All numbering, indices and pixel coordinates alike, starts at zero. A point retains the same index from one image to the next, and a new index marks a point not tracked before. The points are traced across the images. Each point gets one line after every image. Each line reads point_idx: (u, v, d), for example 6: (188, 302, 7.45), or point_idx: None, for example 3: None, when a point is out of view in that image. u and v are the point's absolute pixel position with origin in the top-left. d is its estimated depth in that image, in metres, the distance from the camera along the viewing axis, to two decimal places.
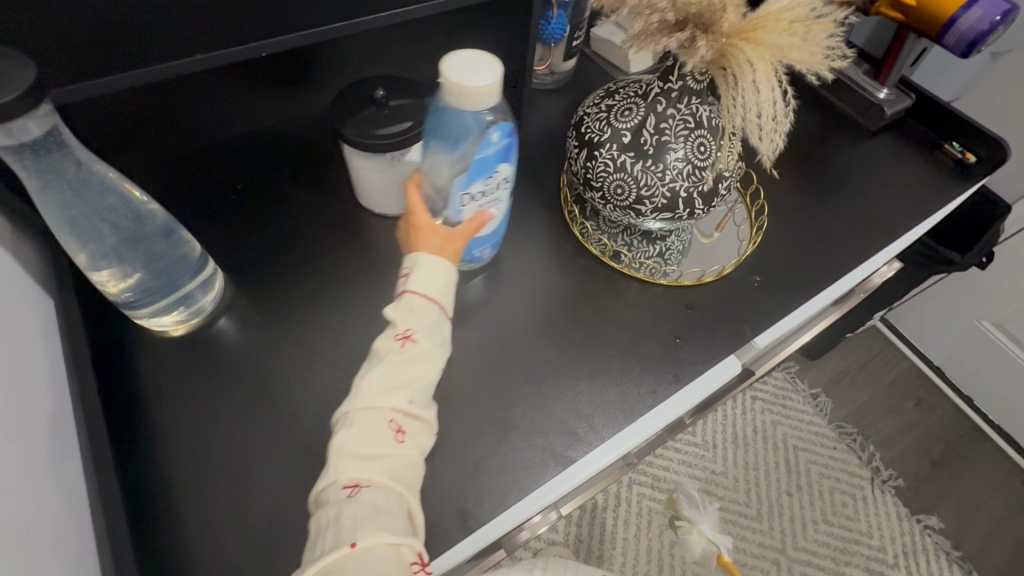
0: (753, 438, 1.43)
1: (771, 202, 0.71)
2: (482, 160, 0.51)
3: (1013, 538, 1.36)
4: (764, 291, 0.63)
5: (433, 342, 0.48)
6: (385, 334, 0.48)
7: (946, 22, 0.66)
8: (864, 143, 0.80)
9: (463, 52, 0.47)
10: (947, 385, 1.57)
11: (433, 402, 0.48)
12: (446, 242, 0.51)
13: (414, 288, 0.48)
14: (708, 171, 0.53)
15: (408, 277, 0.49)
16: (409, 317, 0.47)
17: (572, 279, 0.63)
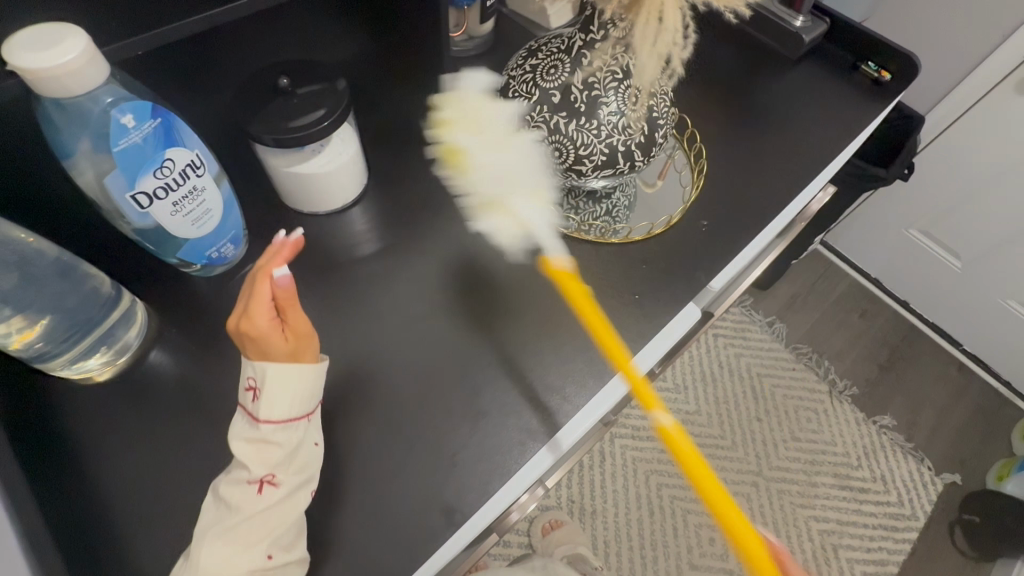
0: (720, 373, 1.49)
1: (708, 145, 0.71)
2: (126, 152, 0.39)
3: (956, 421, 1.50)
4: (713, 234, 0.63)
5: (300, 470, 0.45)
6: (234, 477, 0.44)
7: None
8: (787, 73, 0.81)
9: (36, 28, 0.34)
10: (885, 294, 1.68)
11: (303, 534, 0.45)
12: (296, 345, 0.46)
13: (265, 416, 0.44)
14: (642, 122, 0.52)
15: (258, 403, 0.44)
16: (266, 452, 0.44)
17: (524, 251, 0.61)
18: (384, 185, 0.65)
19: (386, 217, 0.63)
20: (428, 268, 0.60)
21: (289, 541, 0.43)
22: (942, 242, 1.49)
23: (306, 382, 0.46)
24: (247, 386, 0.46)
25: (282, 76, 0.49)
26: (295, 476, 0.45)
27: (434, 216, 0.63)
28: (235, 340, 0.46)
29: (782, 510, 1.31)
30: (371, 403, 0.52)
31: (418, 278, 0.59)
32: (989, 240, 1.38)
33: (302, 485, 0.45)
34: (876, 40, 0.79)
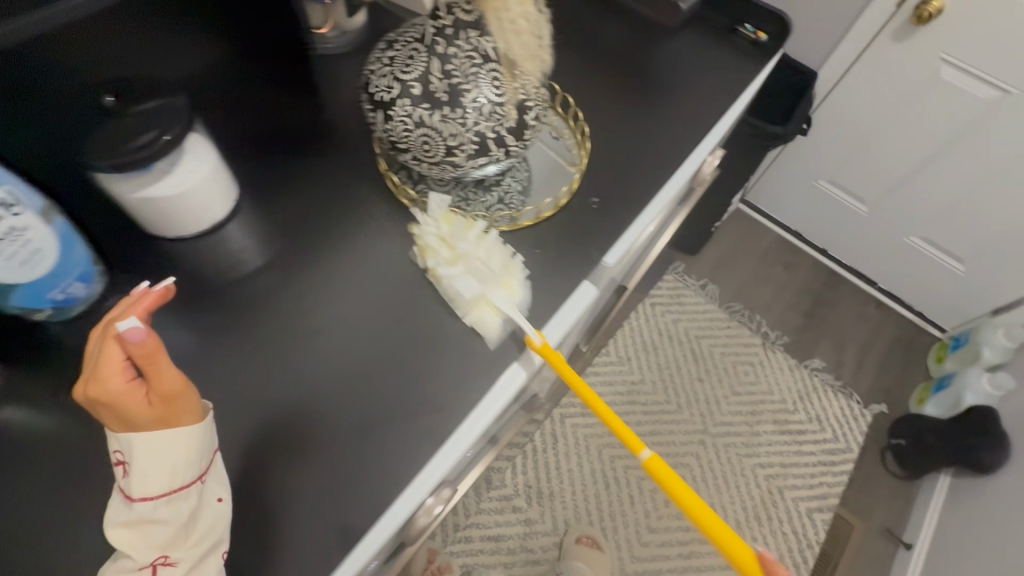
0: (660, 340, 1.53)
1: (595, 122, 0.71)
2: None
3: (878, 354, 1.60)
4: (603, 210, 0.64)
5: (196, 536, 0.43)
6: (128, 564, 0.41)
7: None
8: (670, 41, 0.82)
9: None
10: (805, 244, 1.77)
11: None
12: (164, 408, 0.44)
13: (139, 495, 0.42)
14: (509, 105, 0.51)
15: (129, 481, 0.42)
16: (152, 533, 0.42)
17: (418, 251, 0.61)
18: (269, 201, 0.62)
19: (273, 233, 0.61)
20: (318, 279, 0.58)
21: None
22: (847, 189, 1.57)
23: (184, 444, 0.44)
24: (120, 461, 0.44)
25: (108, 94, 0.46)
26: (192, 547, 0.43)
27: (322, 227, 0.61)
28: (98, 414, 0.44)
29: (729, 463, 1.37)
30: (273, 428, 0.52)
31: (313, 293, 0.58)
32: (889, 181, 1.47)
33: (206, 548, 0.44)
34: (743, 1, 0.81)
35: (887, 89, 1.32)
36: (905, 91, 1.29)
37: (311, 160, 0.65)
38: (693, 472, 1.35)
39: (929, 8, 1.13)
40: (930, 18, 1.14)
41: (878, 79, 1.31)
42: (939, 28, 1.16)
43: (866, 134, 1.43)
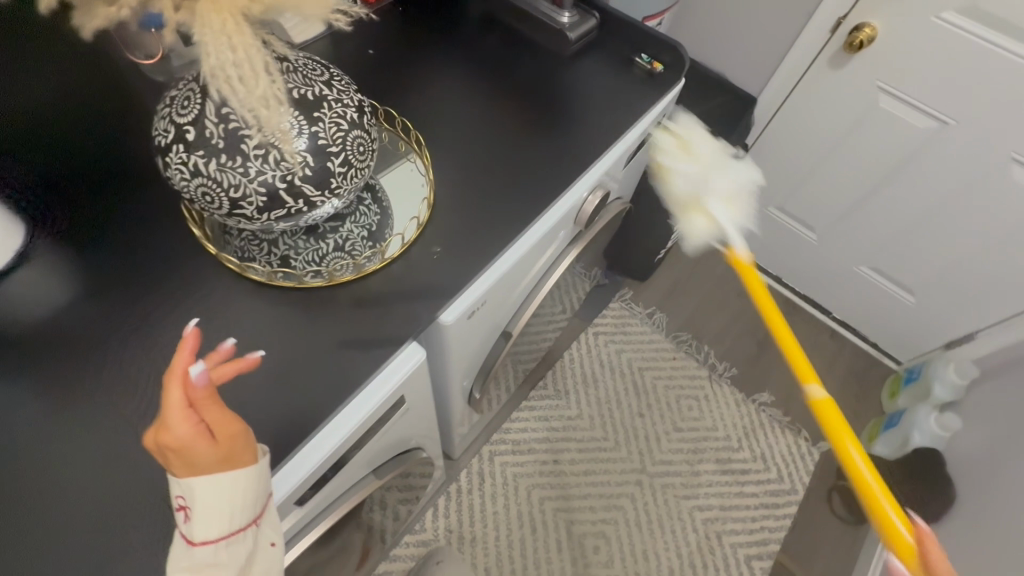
0: (601, 372, 1.47)
1: (454, 164, 0.67)
2: None
3: (830, 388, 1.54)
4: (446, 261, 0.59)
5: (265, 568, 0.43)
6: None
7: None
8: (560, 70, 0.77)
9: None
10: (759, 271, 1.72)
11: None
12: (227, 447, 0.39)
13: (201, 539, 0.39)
14: (301, 154, 0.45)
15: (191, 526, 0.39)
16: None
17: (239, 308, 0.56)
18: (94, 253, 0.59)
19: (91, 289, 0.57)
20: (123, 342, 0.55)
21: None
22: (797, 216, 1.52)
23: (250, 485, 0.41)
24: (179, 500, 0.40)
25: None
26: None
27: (142, 280, 0.57)
28: (157, 455, 0.39)
29: (666, 505, 1.30)
30: (54, 510, 0.48)
31: (124, 356, 0.54)
32: (835, 210, 1.42)
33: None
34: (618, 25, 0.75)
35: (826, 116, 1.27)
36: (844, 119, 1.25)
37: (148, 207, 0.61)
38: (627, 515, 1.28)
39: (860, 35, 1.09)
40: (862, 46, 1.10)
41: (818, 106, 1.27)
42: (871, 57, 1.12)
43: (811, 162, 1.38)
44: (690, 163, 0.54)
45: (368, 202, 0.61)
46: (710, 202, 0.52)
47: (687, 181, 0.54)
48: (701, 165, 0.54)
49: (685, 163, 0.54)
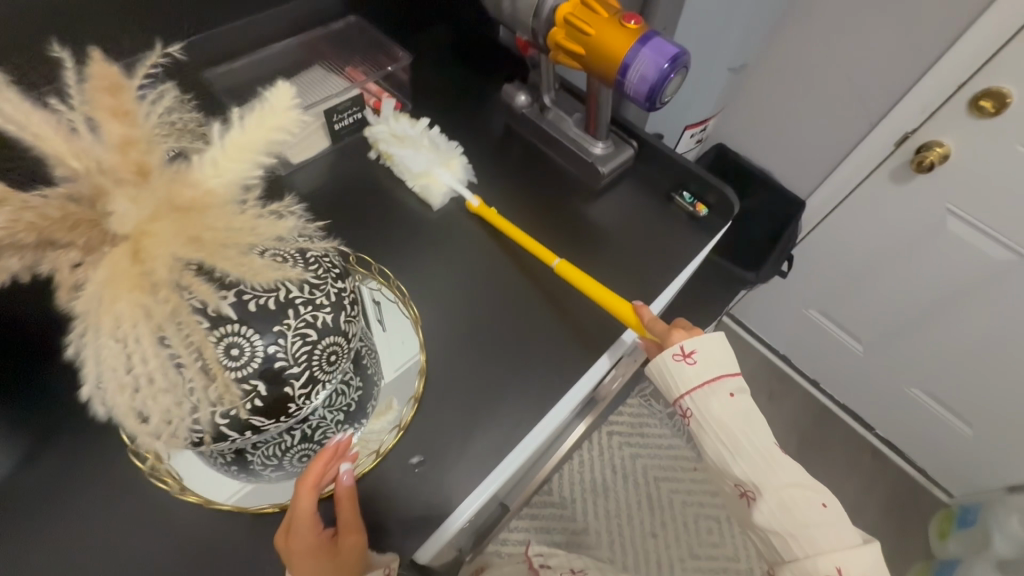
0: (613, 480, 1.35)
1: (453, 329, 0.60)
2: None
3: (869, 517, 1.38)
4: (427, 477, 0.53)
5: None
6: None
7: (619, 69, 0.55)
8: (588, 208, 0.68)
9: None
10: (794, 371, 1.58)
11: None
12: (333, 557, 0.45)
13: None
14: (248, 383, 0.37)
15: None
16: None
17: (198, 520, 0.51)
18: (53, 420, 0.54)
19: (39, 474, 0.52)
20: (53, 548, 0.49)
21: None
22: (841, 324, 1.38)
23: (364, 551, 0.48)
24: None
25: None
26: None
27: (102, 465, 0.53)
28: (282, 551, 0.46)
29: None
30: None
31: (55, 562, 0.48)
32: (885, 326, 1.28)
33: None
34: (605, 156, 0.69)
35: (882, 232, 1.15)
36: (902, 236, 1.13)
37: None
38: None
39: (929, 156, 0.97)
40: (931, 167, 0.98)
41: (873, 219, 1.15)
42: (940, 179, 1.00)
43: (860, 273, 1.25)
44: (414, 151, 0.66)
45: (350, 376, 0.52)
46: (441, 175, 0.66)
47: (417, 160, 0.65)
48: (416, 151, 0.66)
49: (408, 149, 0.65)
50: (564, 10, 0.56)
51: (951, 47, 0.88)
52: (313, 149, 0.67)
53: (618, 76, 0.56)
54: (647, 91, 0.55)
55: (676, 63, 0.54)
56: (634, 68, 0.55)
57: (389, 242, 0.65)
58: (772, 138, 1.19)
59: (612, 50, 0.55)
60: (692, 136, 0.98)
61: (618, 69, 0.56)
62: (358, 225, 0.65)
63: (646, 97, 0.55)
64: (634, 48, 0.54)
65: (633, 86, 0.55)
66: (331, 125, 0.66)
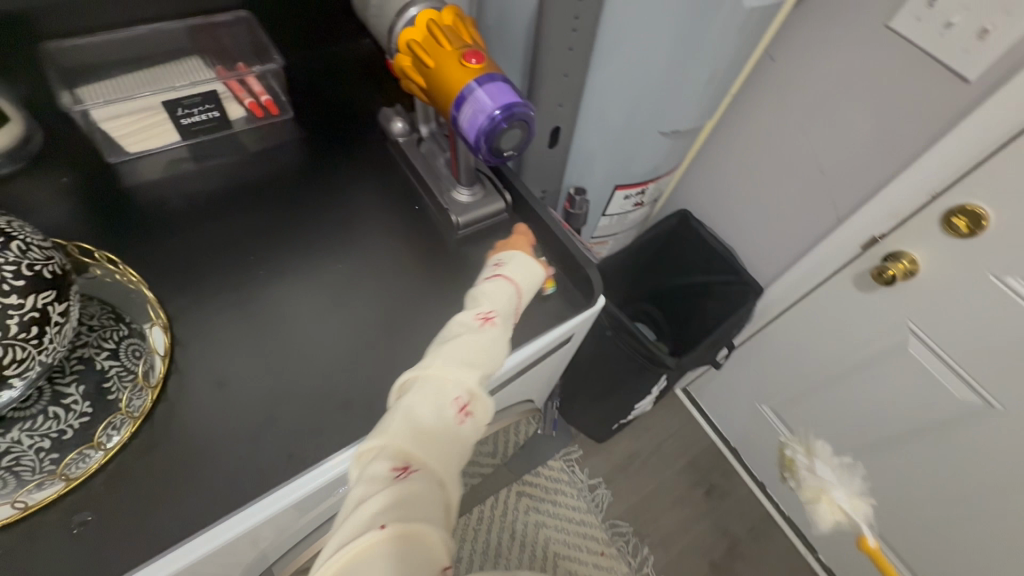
0: (508, 546, 1.23)
1: (220, 364, 0.51)
2: None
3: None
4: (87, 541, 0.42)
5: (434, 484, 0.38)
6: (377, 461, 0.38)
7: (450, 109, 0.48)
8: (440, 256, 0.61)
9: None
10: (742, 468, 1.42)
11: (433, 512, 0.37)
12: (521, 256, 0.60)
13: (506, 275, 0.53)
14: None
15: (504, 267, 0.54)
16: (421, 411, 0.40)
17: None
18: None
19: None
20: None
21: (421, 507, 0.36)
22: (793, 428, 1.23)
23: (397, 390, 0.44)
24: (477, 316, 0.48)
25: None
26: (433, 460, 0.39)
27: None
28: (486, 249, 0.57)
29: None
30: None
31: None
32: (839, 443, 1.13)
33: (423, 501, 0.36)
34: (469, 203, 0.61)
35: (843, 339, 1.01)
36: (863, 348, 0.99)
37: None
38: None
39: (893, 267, 0.85)
40: (893, 280, 0.86)
41: (833, 324, 1.02)
42: (904, 294, 0.88)
43: (816, 379, 1.11)
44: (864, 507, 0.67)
45: (77, 399, 0.44)
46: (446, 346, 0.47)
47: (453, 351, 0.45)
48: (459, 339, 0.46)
49: None
50: (408, 35, 0.49)
51: (926, 149, 0.77)
52: (156, 143, 0.61)
53: (452, 116, 0.48)
54: (475, 138, 0.46)
55: (507, 112, 0.45)
56: (464, 110, 0.46)
57: (200, 248, 0.57)
58: (736, 215, 1.09)
59: (444, 87, 0.47)
60: (626, 196, 0.89)
61: (451, 107, 0.48)
62: (173, 225, 0.58)
63: (477, 146, 0.47)
64: (467, 88, 0.46)
65: (462, 130, 0.47)
66: (177, 121, 0.61)
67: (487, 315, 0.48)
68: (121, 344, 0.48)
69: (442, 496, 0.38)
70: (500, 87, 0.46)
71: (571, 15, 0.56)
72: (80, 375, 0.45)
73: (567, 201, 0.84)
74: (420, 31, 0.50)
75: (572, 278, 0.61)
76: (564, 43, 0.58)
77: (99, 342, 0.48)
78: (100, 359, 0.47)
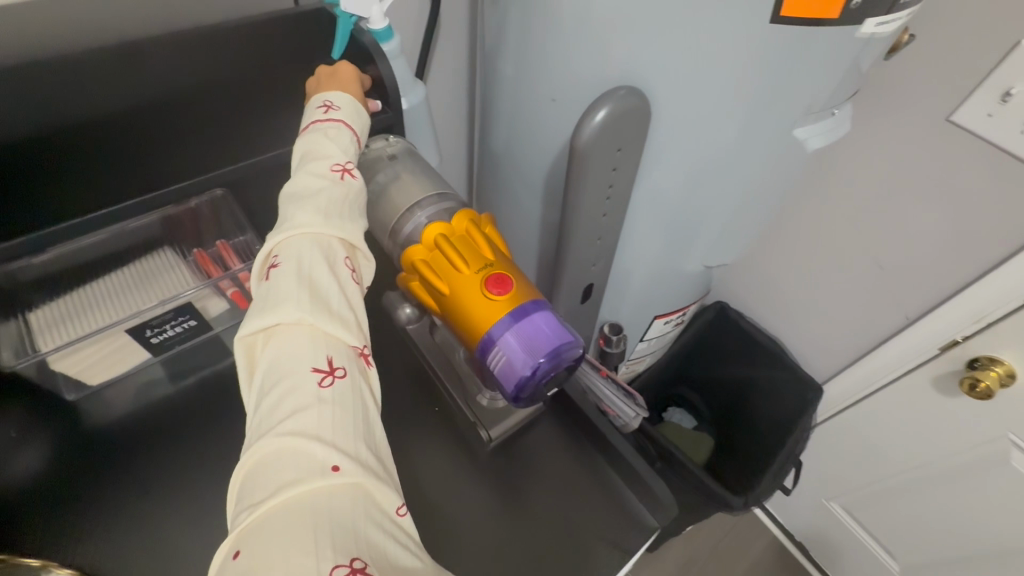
0: None
1: None
2: None
3: None
4: None
5: (360, 387, 0.36)
6: (291, 362, 0.34)
7: (475, 348, 0.38)
8: (469, 482, 0.49)
9: None
10: (812, 565, 1.27)
11: (367, 432, 0.34)
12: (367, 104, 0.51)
13: (336, 120, 0.45)
14: None
15: (338, 112, 0.45)
16: (299, 334, 0.35)
17: None
18: None
19: None
20: None
21: (361, 456, 0.33)
22: (871, 529, 1.09)
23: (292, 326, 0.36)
24: (333, 168, 0.42)
25: None
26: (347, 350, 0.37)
27: None
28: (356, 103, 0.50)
29: None
30: None
31: None
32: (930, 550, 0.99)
33: (360, 420, 0.34)
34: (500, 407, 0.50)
35: (926, 443, 0.89)
36: (952, 454, 0.86)
37: None
38: None
39: (986, 377, 0.73)
40: (989, 393, 0.74)
41: (913, 427, 0.89)
42: (1002, 404, 0.76)
43: (896, 481, 0.98)
44: None
45: None
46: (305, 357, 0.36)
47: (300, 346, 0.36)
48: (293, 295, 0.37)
49: None
50: (413, 254, 0.40)
51: (1016, 252, 0.66)
52: (123, 367, 0.52)
53: (478, 356, 0.38)
54: (511, 389, 0.37)
55: (552, 357, 0.36)
56: (493, 357, 0.37)
57: (176, 507, 0.46)
58: (782, 307, 0.98)
59: (467, 325, 0.38)
60: (666, 320, 0.79)
61: (476, 347, 0.38)
62: (145, 479, 0.47)
63: (513, 395, 0.38)
64: (495, 330, 0.37)
65: (496, 379, 0.37)
66: (146, 342, 0.51)
67: (364, 356, 0.38)
68: None
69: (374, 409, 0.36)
70: (535, 326, 0.37)
71: (605, 185, 0.46)
72: None
73: (602, 338, 0.73)
74: (427, 245, 0.41)
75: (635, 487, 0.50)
76: (598, 212, 0.49)
77: None
78: None
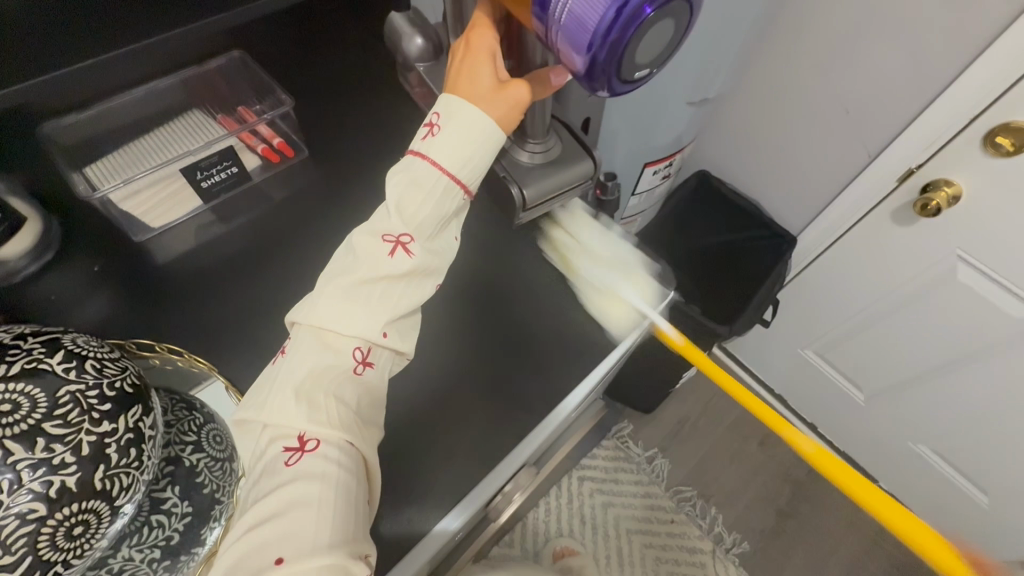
0: (581, 534, 1.24)
1: None
2: None
3: None
4: None
5: (337, 466, 0.37)
6: (270, 441, 0.38)
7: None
8: (502, 281, 0.58)
9: None
10: (790, 412, 1.42)
11: (346, 465, 0.38)
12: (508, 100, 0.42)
13: (311, 447, 0.37)
14: (29, 506, 0.31)
15: (320, 438, 0.37)
16: (278, 438, 0.38)
17: None
18: None
19: None
20: None
21: (314, 469, 0.36)
22: (839, 368, 1.23)
23: (246, 555, 0.34)
24: (286, 451, 0.37)
25: None
26: (331, 438, 0.38)
27: None
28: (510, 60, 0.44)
29: None
30: None
31: None
32: (890, 376, 1.13)
33: (320, 495, 0.36)
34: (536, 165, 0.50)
35: (886, 274, 1.00)
36: (906, 281, 0.98)
37: None
38: None
39: (936, 197, 0.83)
40: (938, 211, 0.83)
41: (873, 262, 1.00)
42: (945, 224, 0.86)
43: (859, 318, 1.10)
44: None
45: (175, 501, 0.44)
46: None
47: None
48: None
49: None
50: None
51: (955, 76, 0.74)
52: (177, 212, 0.58)
53: (544, 17, 0.34)
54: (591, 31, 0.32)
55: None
56: None
57: (252, 314, 0.54)
58: (757, 169, 1.07)
59: None
60: (654, 171, 0.87)
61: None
62: (222, 296, 0.55)
63: (594, 42, 0.32)
64: None
65: (569, 24, 0.32)
66: (196, 185, 0.57)
67: (297, 456, 0.37)
68: (201, 432, 0.47)
69: (343, 474, 0.37)
70: None
71: None
72: (171, 477, 0.44)
73: (597, 186, 0.76)
74: None
75: (636, 277, 0.59)
76: None
77: (180, 436, 0.46)
78: (186, 455, 0.45)
